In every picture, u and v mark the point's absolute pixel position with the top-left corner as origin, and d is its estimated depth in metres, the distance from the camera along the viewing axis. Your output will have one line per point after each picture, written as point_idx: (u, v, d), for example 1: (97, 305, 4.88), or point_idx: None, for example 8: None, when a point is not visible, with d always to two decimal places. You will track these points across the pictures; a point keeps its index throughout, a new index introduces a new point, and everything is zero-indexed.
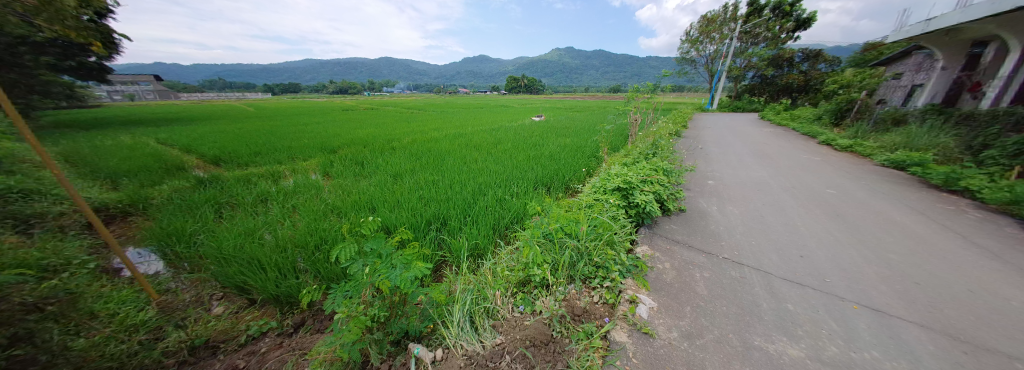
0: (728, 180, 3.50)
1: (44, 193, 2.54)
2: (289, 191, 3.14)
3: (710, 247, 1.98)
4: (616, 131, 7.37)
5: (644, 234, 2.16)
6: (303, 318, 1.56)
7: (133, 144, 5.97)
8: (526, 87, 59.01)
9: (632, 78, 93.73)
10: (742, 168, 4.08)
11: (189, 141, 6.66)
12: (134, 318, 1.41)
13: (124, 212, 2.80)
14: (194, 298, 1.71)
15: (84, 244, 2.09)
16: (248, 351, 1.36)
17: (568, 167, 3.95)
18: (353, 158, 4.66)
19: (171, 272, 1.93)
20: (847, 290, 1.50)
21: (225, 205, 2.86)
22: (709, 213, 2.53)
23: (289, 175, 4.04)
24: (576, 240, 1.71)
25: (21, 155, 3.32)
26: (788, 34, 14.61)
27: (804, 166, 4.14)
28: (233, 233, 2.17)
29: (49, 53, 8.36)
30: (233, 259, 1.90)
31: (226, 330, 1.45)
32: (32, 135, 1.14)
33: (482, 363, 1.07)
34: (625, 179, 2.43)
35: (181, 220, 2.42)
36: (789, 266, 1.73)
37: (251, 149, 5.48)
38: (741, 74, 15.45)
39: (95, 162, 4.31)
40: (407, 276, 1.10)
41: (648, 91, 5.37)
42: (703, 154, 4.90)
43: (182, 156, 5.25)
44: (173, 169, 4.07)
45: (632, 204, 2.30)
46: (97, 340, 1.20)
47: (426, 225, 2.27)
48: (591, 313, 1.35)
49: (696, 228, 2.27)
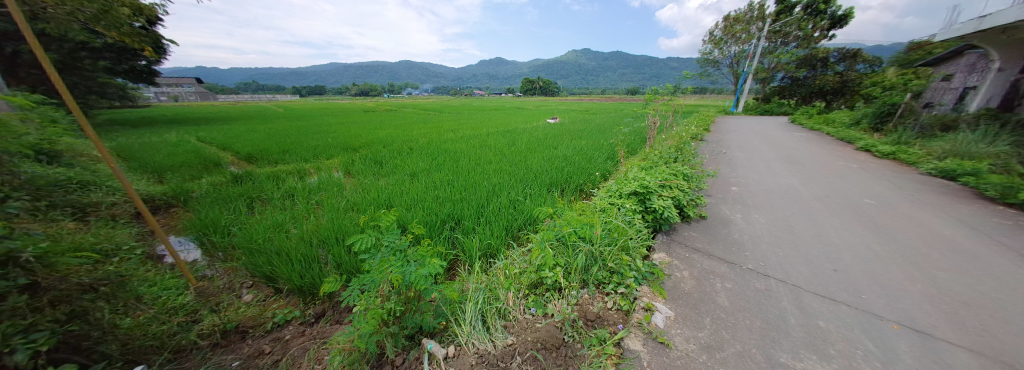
0: (754, 187, 3.33)
1: (101, 185, 2.81)
2: (313, 187, 3.30)
3: (732, 257, 1.89)
4: (634, 134, 7.15)
5: (662, 241, 2.08)
6: (324, 308, 1.64)
7: (177, 141, 6.49)
8: (542, 89, 58.88)
9: (651, 79, 91.11)
10: (769, 174, 3.88)
11: (225, 139, 7.17)
12: (174, 301, 1.53)
13: (167, 203, 3.03)
14: (227, 285, 1.84)
15: (133, 232, 2.29)
16: (273, 338, 1.44)
17: (583, 170, 3.91)
18: (372, 158, 4.81)
19: (207, 260, 2.08)
20: (887, 308, 1.39)
21: (256, 200, 3.03)
22: (731, 221, 2.42)
23: (314, 172, 4.25)
24: (590, 244, 1.70)
25: (83, 150, 3.71)
26: (821, 33, 13.74)
27: (839, 173, 3.87)
28: (263, 226, 2.30)
29: (105, 57, 9.36)
30: (263, 251, 2.02)
31: (255, 317, 1.55)
32: (91, 131, 1.27)
33: (493, 362, 1.09)
34: (642, 183, 2.37)
35: (218, 213, 2.60)
36: (821, 281, 1.62)
37: (279, 148, 5.81)
38: (768, 76, 14.71)
39: (144, 157, 4.71)
40: (421, 272, 1.13)
41: (668, 93, 5.23)
42: (727, 159, 4.69)
43: (219, 153, 5.66)
44: (210, 165, 4.39)
45: (648, 209, 2.25)
46: (141, 320, 1.30)
47: (439, 224, 2.31)
48: (605, 319, 1.32)
49: (718, 237, 2.17)
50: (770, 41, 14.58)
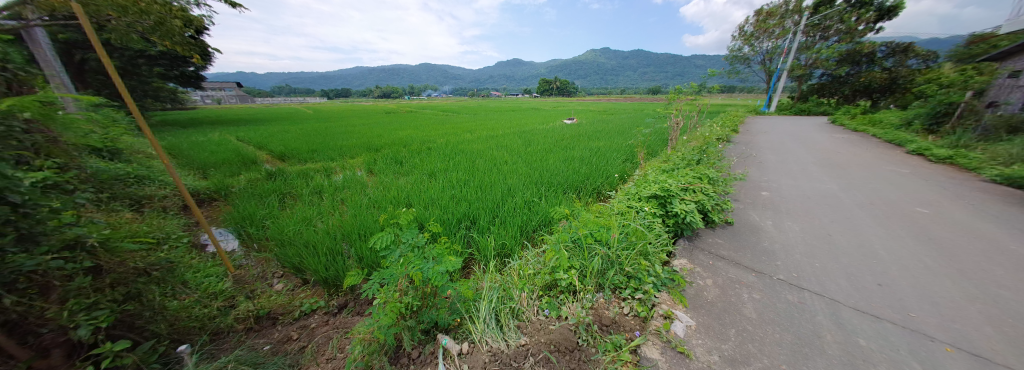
0: (787, 192, 3.12)
1: (155, 179, 3.11)
2: (338, 185, 3.47)
3: (760, 266, 1.78)
4: (655, 135, 6.91)
5: (683, 247, 2.00)
6: (346, 300, 1.72)
7: (219, 140, 7.05)
8: (559, 90, 58.46)
9: (675, 78, 87.81)
10: (804, 178, 3.62)
11: (261, 138, 7.70)
12: (215, 287, 1.66)
13: (210, 197, 3.31)
14: (261, 274, 1.98)
15: (181, 222, 2.52)
16: (300, 325, 1.53)
17: (600, 172, 3.84)
18: (393, 158, 4.98)
19: (243, 251, 2.24)
20: (940, 328, 1.25)
21: (287, 195, 3.23)
22: (760, 228, 2.29)
23: (339, 170, 4.46)
24: (606, 247, 1.67)
25: (141, 148, 4.13)
26: (866, 25, 12.63)
27: (885, 179, 3.53)
28: (293, 220, 2.45)
29: (158, 64, 10.38)
30: (293, 243, 2.15)
31: (284, 304, 1.65)
32: (149, 131, 1.42)
33: (506, 361, 1.10)
34: (663, 186, 2.30)
35: (254, 206, 2.80)
36: (861, 295, 1.50)
37: (308, 147, 6.15)
38: (805, 73, 13.73)
39: (191, 154, 5.17)
40: (438, 269, 1.16)
41: (693, 92, 5.02)
42: (756, 162, 4.43)
43: (255, 151, 6.09)
44: (248, 162, 4.74)
45: (669, 213, 2.17)
46: (186, 303, 1.43)
47: (456, 222, 2.35)
48: (621, 324, 1.29)
49: (746, 244, 2.06)
50: (808, 36, 13.59)
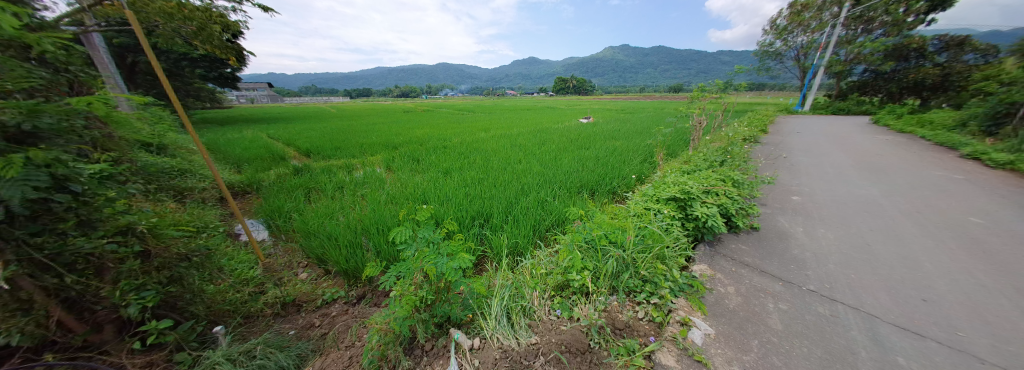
0: (821, 197, 2.92)
1: (196, 173, 3.37)
2: (359, 181, 3.61)
3: (788, 275, 1.69)
4: (676, 136, 6.66)
5: (703, 252, 1.93)
6: (364, 291, 1.80)
7: (252, 137, 7.53)
8: (576, 89, 57.67)
9: (699, 76, 84.12)
10: (840, 183, 3.37)
11: (289, 136, 8.15)
12: (247, 273, 1.78)
13: (244, 191, 3.54)
14: (288, 263, 2.10)
15: (218, 213, 2.71)
16: (322, 313, 1.61)
17: (617, 172, 3.76)
18: (410, 155, 5.11)
19: (272, 241, 2.39)
20: (996, 350, 1.14)
21: (312, 190, 3.40)
22: (789, 235, 2.16)
23: (360, 167, 4.64)
24: (621, 250, 1.64)
25: (184, 144, 4.48)
26: (917, 17, 11.54)
27: (934, 185, 3.22)
28: (318, 214, 2.58)
29: (199, 66, 11.19)
30: (317, 235, 2.27)
31: (308, 293, 1.75)
32: (191, 126, 1.53)
33: (516, 359, 1.11)
34: (684, 188, 2.22)
35: (282, 200, 2.97)
36: (902, 311, 1.38)
37: (332, 144, 6.44)
38: (844, 70, 12.74)
39: (227, 150, 5.55)
40: (452, 265, 1.19)
41: (718, 90, 4.79)
42: (786, 165, 4.17)
43: (284, 148, 6.46)
44: (278, 158, 5.03)
45: (689, 216, 2.10)
46: (222, 287, 1.54)
47: (470, 220, 2.39)
48: (635, 329, 1.26)
49: (772, 251, 1.95)
50: (848, 29, 12.58)
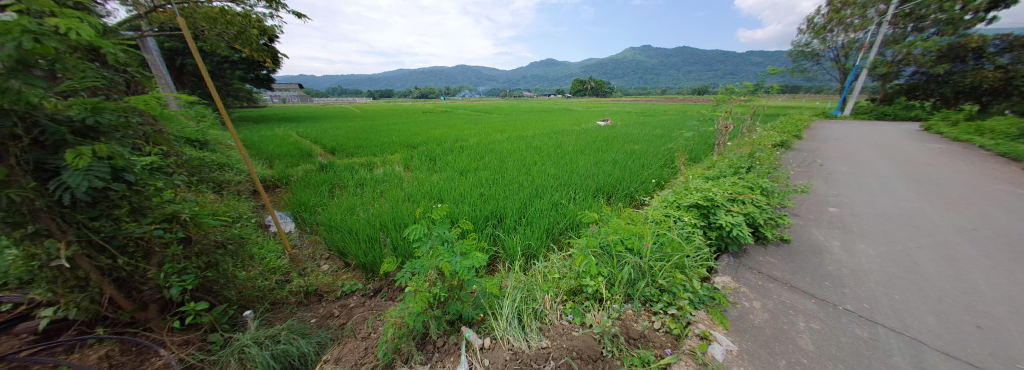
0: (861, 209, 2.69)
1: (233, 167, 3.63)
2: (379, 178, 3.74)
3: (822, 292, 1.57)
4: (699, 140, 6.39)
5: (727, 263, 1.83)
6: (381, 284, 1.86)
7: (283, 135, 7.99)
8: (594, 91, 56.85)
9: (725, 78, 80.33)
10: (883, 194, 3.10)
11: (316, 134, 8.59)
12: (275, 263, 1.89)
13: (274, 185, 3.77)
14: (312, 254, 2.22)
15: (251, 205, 2.90)
16: (341, 304, 1.68)
17: (635, 177, 3.65)
18: (428, 155, 5.23)
19: (298, 233, 2.52)
20: None
21: (336, 186, 3.56)
22: (824, 249, 2.01)
23: (380, 165, 4.80)
24: (638, 257, 1.59)
25: (223, 140, 4.83)
26: (976, 14, 10.39)
27: (996, 200, 2.88)
28: (340, 209, 2.70)
29: (238, 67, 12.05)
30: (339, 228, 2.38)
31: (329, 284, 1.83)
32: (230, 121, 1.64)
33: (527, 362, 1.10)
34: (707, 195, 2.13)
35: (308, 195, 3.13)
36: (953, 338, 1.24)
37: (355, 142, 6.71)
38: (890, 72, 11.72)
39: (261, 147, 5.93)
40: (466, 264, 1.20)
41: (746, 93, 4.54)
42: (821, 173, 3.89)
43: (311, 145, 6.80)
44: (305, 155, 5.31)
45: (712, 224, 2.01)
46: (253, 274, 1.64)
47: (484, 220, 2.42)
48: (650, 340, 1.22)
49: (804, 265, 1.82)
50: (896, 28, 11.56)
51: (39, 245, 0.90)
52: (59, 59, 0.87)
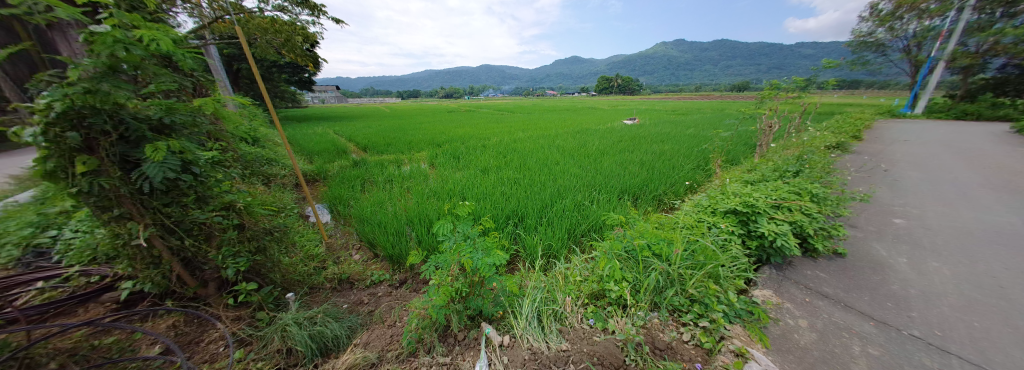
0: (936, 222, 2.34)
1: (279, 162, 3.98)
2: (406, 175, 3.90)
3: (882, 313, 1.39)
4: (738, 140, 5.92)
5: (768, 275, 1.69)
6: (406, 276, 1.94)
7: (321, 133, 8.59)
8: (621, 88, 54.90)
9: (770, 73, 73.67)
10: (965, 205, 2.67)
11: (350, 132, 9.14)
12: (314, 250, 2.04)
13: (313, 179, 4.08)
14: (346, 244, 2.37)
15: (294, 197, 3.17)
16: (370, 292, 1.78)
17: (664, 179, 3.47)
18: (452, 153, 5.36)
19: (333, 224, 2.70)
20: None
21: (367, 181, 3.77)
22: (886, 265, 1.78)
23: (407, 162, 5.00)
24: (666, 263, 1.51)
25: (272, 137, 5.31)
26: None
27: None
28: (371, 203, 2.85)
29: (285, 71, 13.14)
30: (370, 221, 2.51)
31: (360, 273, 1.94)
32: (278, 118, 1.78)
33: (546, 363, 1.08)
34: (747, 200, 1.97)
35: (343, 189, 3.34)
36: None
37: (385, 140, 7.05)
38: (978, 63, 10.05)
39: (302, 144, 6.43)
40: (487, 261, 1.21)
41: (795, 89, 4.12)
42: (885, 179, 3.43)
43: (345, 143, 7.25)
44: (340, 152, 5.67)
45: (752, 233, 1.86)
46: (295, 260, 1.79)
47: (505, 218, 2.43)
48: (678, 352, 1.15)
49: (861, 282, 1.63)
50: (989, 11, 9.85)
51: (123, 226, 1.06)
52: (141, 65, 1.01)
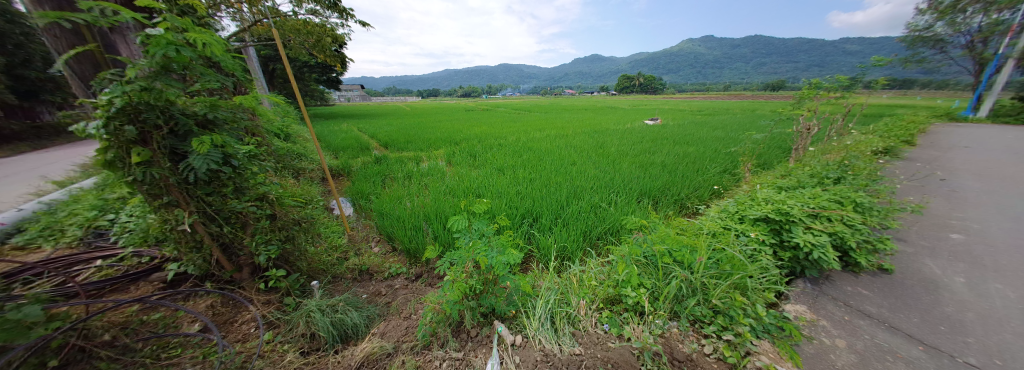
0: (1003, 238, 2.08)
1: (308, 156, 4.20)
2: (424, 171, 4.00)
3: (937, 337, 1.25)
4: (770, 143, 5.54)
5: (801, 290, 1.57)
6: (422, 270, 1.99)
7: (346, 130, 8.97)
8: (643, 88, 53.12)
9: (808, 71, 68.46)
10: None
11: (373, 129, 9.48)
12: (337, 242, 2.14)
13: (338, 173, 4.27)
14: (366, 237, 2.46)
15: (320, 190, 3.33)
16: (388, 284, 1.84)
17: (688, 182, 3.32)
18: (469, 151, 5.42)
19: (355, 217, 2.81)
20: None
21: (387, 177, 3.89)
22: (942, 284, 1.60)
23: (425, 159, 5.12)
24: (688, 271, 1.45)
25: (301, 133, 5.62)
26: None
27: None
28: (390, 198, 2.95)
29: (314, 70, 13.83)
30: (389, 215, 2.59)
31: (379, 265, 2.01)
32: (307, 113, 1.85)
33: (558, 366, 1.07)
34: (781, 207, 1.84)
35: (365, 184, 3.47)
36: None
37: (405, 138, 7.25)
38: None
39: (328, 140, 6.75)
40: (501, 259, 1.21)
41: (838, 88, 3.79)
42: (942, 188, 3.09)
43: (368, 139, 7.54)
44: (363, 148, 5.90)
45: (785, 243, 1.73)
46: (320, 250, 1.88)
47: (520, 217, 2.42)
48: (697, 364, 1.10)
49: (911, 302, 1.47)
50: None
51: (172, 212, 1.16)
52: (189, 65, 1.09)
